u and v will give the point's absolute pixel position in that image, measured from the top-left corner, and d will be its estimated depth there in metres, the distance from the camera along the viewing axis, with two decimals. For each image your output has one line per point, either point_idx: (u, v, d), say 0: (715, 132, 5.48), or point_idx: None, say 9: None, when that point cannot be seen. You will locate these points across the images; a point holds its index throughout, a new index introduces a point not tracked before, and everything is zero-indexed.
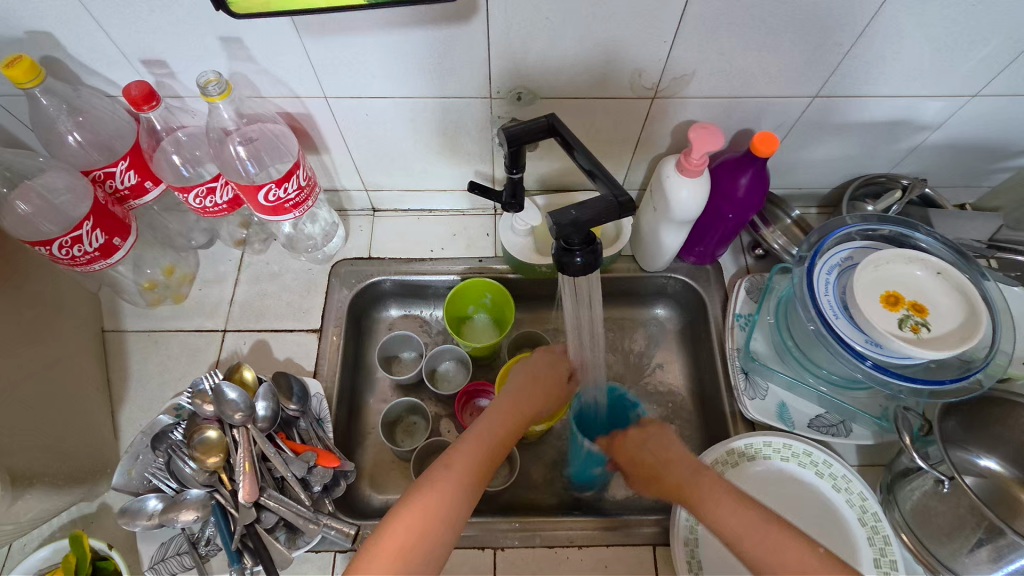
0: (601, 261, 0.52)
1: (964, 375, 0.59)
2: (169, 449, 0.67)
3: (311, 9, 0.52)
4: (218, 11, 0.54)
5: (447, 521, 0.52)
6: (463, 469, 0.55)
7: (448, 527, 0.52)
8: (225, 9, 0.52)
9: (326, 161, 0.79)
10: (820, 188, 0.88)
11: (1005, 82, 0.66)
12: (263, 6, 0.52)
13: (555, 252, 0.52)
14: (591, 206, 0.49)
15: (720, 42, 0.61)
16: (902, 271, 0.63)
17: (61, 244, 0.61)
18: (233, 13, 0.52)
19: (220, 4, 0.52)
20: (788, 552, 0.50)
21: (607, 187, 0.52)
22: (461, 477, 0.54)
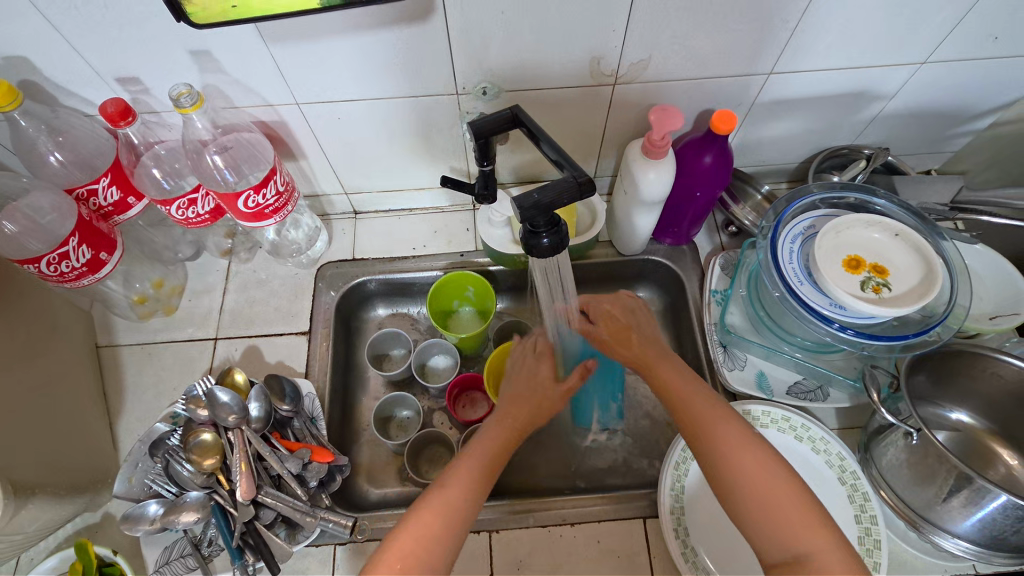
0: (567, 241, 0.55)
1: (925, 329, 0.62)
2: (166, 454, 0.69)
3: (271, 15, 0.54)
4: (179, 23, 0.56)
5: (442, 536, 0.54)
6: (455, 486, 0.56)
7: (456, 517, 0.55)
8: (185, 20, 0.54)
9: (304, 167, 0.82)
10: (788, 164, 0.90)
11: (950, 48, 0.69)
12: (222, 15, 0.54)
13: (522, 236, 0.54)
14: (552, 187, 0.51)
15: (672, 25, 0.63)
16: (863, 235, 0.65)
17: (49, 260, 0.64)
18: (194, 24, 0.54)
19: (181, 16, 0.53)
20: (766, 478, 0.53)
21: (568, 169, 0.53)
22: (452, 492, 0.56)
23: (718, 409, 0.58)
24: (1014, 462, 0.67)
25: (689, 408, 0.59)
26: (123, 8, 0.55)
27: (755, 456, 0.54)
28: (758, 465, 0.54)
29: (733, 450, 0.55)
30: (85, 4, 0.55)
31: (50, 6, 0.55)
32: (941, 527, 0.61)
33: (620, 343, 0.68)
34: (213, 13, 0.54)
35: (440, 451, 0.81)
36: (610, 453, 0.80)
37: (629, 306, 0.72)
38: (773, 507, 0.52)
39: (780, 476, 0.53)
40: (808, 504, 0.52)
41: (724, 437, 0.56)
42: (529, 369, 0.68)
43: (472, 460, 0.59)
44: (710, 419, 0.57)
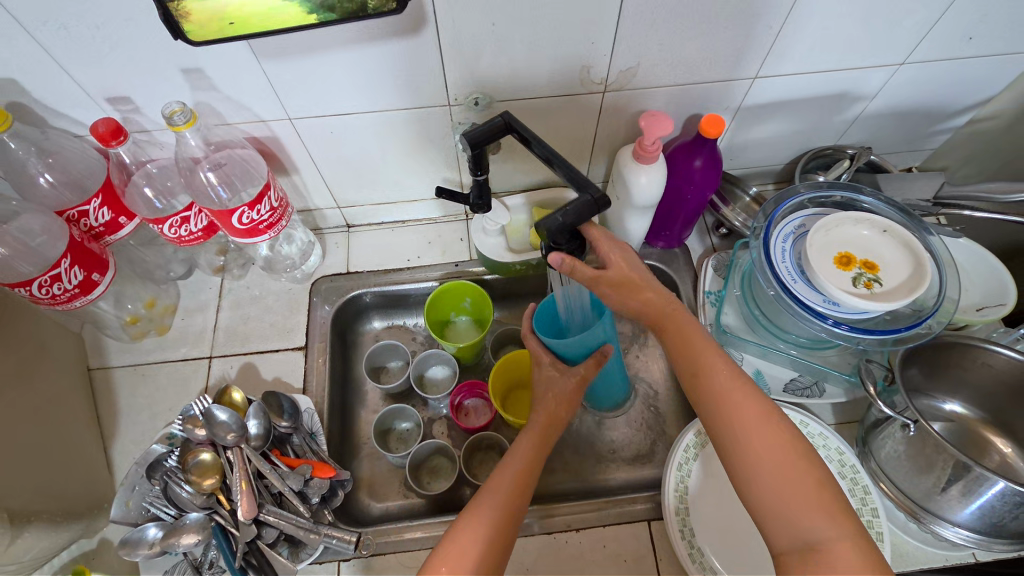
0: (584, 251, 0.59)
1: (917, 323, 0.63)
2: (164, 476, 0.68)
3: (269, 31, 0.54)
4: (177, 40, 0.56)
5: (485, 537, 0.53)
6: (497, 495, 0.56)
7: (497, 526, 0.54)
8: (183, 38, 0.54)
9: (297, 182, 0.82)
10: (774, 165, 0.92)
11: (928, 49, 0.71)
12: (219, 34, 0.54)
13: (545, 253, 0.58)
14: (572, 209, 0.55)
15: (659, 33, 0.65)
16: (852, 233, 0.67)
17: (41, 283, 0.63)
18: (192, 41, 0.54)
19: (178, 34, 0.54)
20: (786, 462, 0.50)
21: (573, 183, 0.58)
22: (488, 505, 0.55)
23: (713, 353, 0.57)
24: (1007, 450, 0.69)
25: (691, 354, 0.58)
26: (115, 25, 0.55)
27: (745, 406, 0.53)
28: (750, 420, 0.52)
29: (723, 401, 0.54)
30: (77, 24, 0.55)
31: (41, 27, 0.55)
32: (942, 517, 0.62)
33: (623, 290, 0.60)
34: (211, 31, 0.54)
35: (441, 461, 0.80)
36: (612, 457, 0.80)
37: (635, 260, 0.61)
38: (761, 464, 0.50)
39: (767, 429, 0.52)
40: (797, 460, 0.50)
41: (733, 413, 0.53)
42: (560, 393, 0.67)
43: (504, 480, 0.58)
44: (722, 390, 0.54)
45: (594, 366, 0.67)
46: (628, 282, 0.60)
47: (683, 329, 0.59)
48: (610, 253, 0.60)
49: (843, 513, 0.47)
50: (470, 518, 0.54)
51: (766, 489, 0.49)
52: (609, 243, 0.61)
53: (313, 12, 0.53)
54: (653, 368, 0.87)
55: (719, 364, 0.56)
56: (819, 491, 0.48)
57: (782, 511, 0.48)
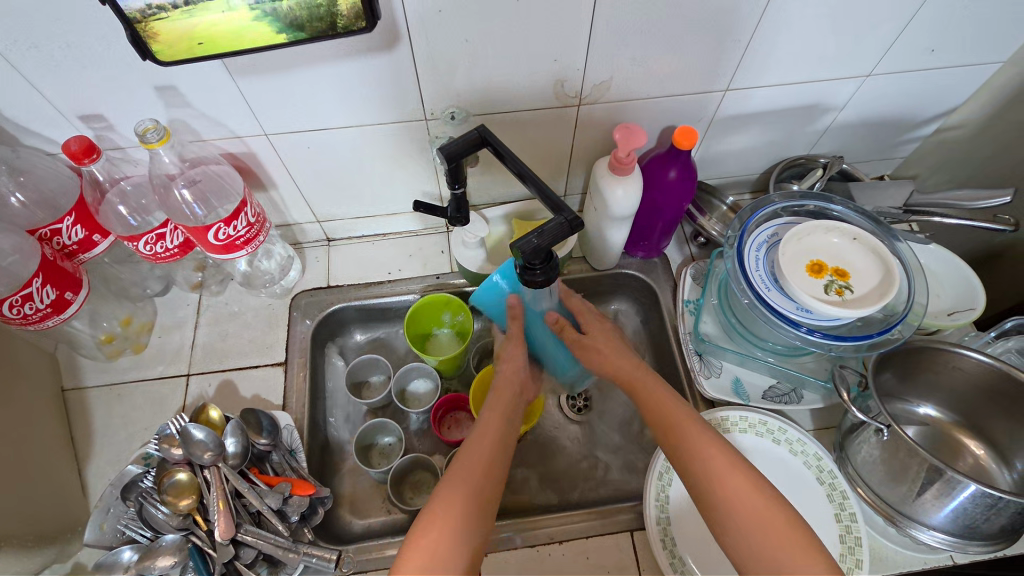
0: (559, 270, 0.61)
1: (888, 328, 0.64)
2: (139, 497, 0.67)
3: (239, 50, 0.54)
4: (145, 60, 0.56)
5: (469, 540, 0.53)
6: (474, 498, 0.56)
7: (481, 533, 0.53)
8: (151, 58, 0.54)
9: (275, 197, 0.82)
10: (749, 175, 0.94)
11: (893, 61, 0.73)
12: (189, 53, 0.55)
13: (518, 272, 0.60)
14: (548, 230, 0.57)
15: (631, 46, 0.66)
16: (823, 241, 0.68)
17: (12, 303, 0.62)
18: (160, 61, 0.54)
19: (146, 54, 0.53)
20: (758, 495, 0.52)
21: (549, 207, 0.60)
22: (467, 483, 0.56)
23: (679, 403, 0.62)
24: (980, 452, 0.70)
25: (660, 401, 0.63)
26: (86, 42, 0.55)
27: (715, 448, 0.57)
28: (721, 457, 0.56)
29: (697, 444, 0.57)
30: (47, 43, 0.54)
31: (9, 46, 0.54)
32: (917, 520, 0.63)
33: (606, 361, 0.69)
34: (178, 51, 0.54)
35: (425, 475, 0.80)
36: (595, 468, 0.80)
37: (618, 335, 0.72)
38: (732, 496, 0.53)
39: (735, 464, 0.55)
40: (765, 491, 0.53)
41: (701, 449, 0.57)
42: (508, 355, 0.71)
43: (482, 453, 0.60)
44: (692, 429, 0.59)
45: (513, 321, 0.71)
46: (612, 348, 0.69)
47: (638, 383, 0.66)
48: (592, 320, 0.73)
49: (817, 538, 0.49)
50: (448, 498, 0.55)
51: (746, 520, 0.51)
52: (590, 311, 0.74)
53: (283, 31, 0.54)
54: None
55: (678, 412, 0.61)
56: (784, 520, 0.50)
57: (749, 540, 0.50)
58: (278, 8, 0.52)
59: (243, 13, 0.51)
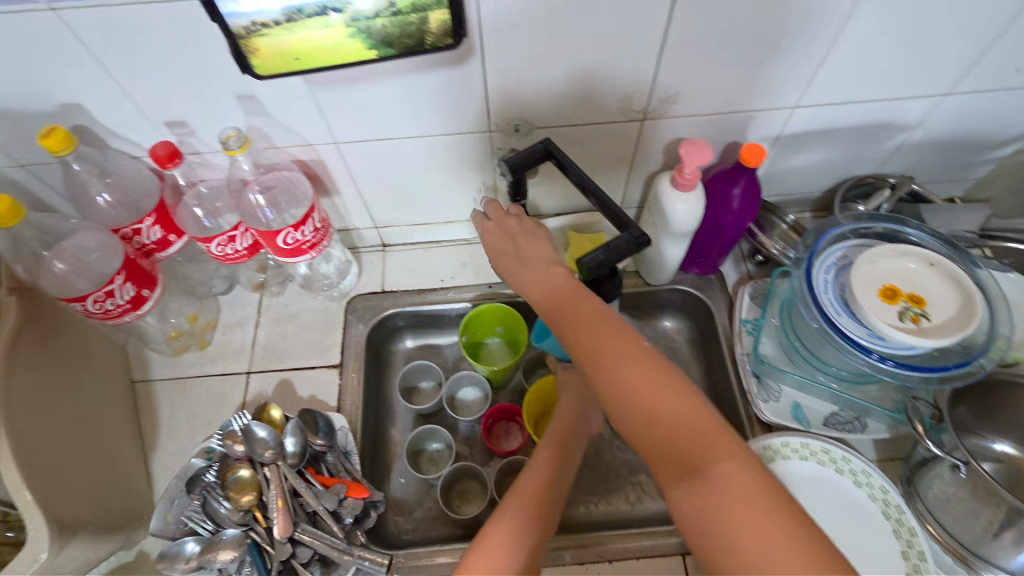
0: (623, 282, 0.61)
1: (967, 361, 0.61)
2: (204, 490, 0.69)
3: (333, 66, 0.56)
4: (245, 74, 0.59)
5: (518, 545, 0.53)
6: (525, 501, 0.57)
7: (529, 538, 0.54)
8: (252, 72, 0.57)
9: (337, 203, 0.84)
10: (812, 193, 0.91)
11: (976, 79, 0.70)
12: (285, 67, 0.57)
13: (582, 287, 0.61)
14: (613, 247, 0.57)
15: (702, 61, 0.65)
16: (897, 266, 0.65)
17: (95, 298, 0.65)
18: (259, 75, 0.57)
19: (247, 67, 0.56)
20: (675, 413, 0.47)
21: (613, 222, 0.59)
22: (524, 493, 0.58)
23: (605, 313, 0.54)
24: None
25: (582, 326, 0.54)
26: (177, 51, 0.57)
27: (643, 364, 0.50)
28: (654, 383, 0.48)
29: (612, 370, 0.50)
30: (144, 52, 0.57)
31: (109, 55, 0.57)
32: (995, 564, 0.60)
33: (514, 279, 0.61)
34: (275, 67, 0.56)
35: (471, 485, 0.81)
36: (644, 487, 0.79)
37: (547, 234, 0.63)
38: (656, 413, 0.47)
39: (675, 391, 0.48)
40: (733, 445, 0.45)
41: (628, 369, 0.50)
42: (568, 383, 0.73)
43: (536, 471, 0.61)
44: (612, 339, 0.52)
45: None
46: (533, 253, 0.60)
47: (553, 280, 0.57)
48: (510, 225, 0.63)
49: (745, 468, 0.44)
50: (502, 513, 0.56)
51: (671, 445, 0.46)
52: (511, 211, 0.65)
53: (373, 47, 0.56)
54: None
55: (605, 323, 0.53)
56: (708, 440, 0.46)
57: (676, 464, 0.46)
58: (374, 25, 0.53)
59: (339, 31, 0.53)
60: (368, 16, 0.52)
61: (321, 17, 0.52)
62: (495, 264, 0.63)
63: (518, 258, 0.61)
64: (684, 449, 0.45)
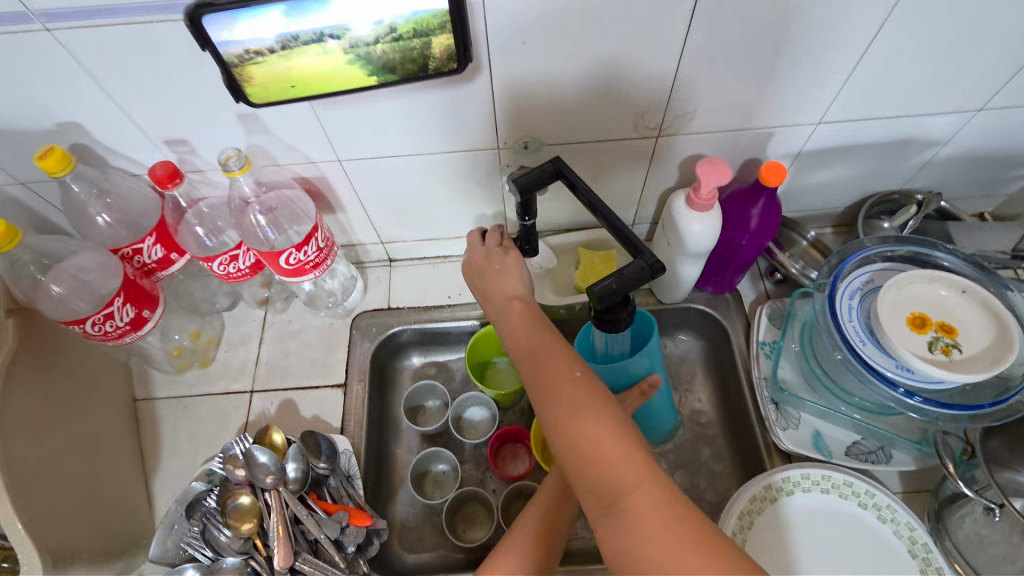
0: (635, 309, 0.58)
1: (1001, 399, 0.58)
2: (203, 517, 0.68)
3: (330, 91, 0.55)
4: (238, 103, 0.58)
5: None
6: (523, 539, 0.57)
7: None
8: (244, 100, 0.56)
9: (342, 220, 0.82)
10: (833, 209, 0.88)
11: (1011, 94, 0.66)
12: (279, 96, 0.56)
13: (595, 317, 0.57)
14: (626, 274, 0.54)
15: (718, 77, 0.62)
16: (926, 292, 0.62)
17: (95, 321, 0.63)
18: (252, 103, 0.56)
19: (241, 95, 0.55)
20: (614, 457, 0.45)
21: (628, 248, 0.56)
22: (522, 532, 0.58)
23: (556, 352, 0.52)
24: None
25: (537, 366, 0.52)
26: (175, 71, 0.56)
27: (584, 404, 0.48)
28: (575, 412, 0.47)
29: (542, 396, 0.50)
30: (140, 73, 0.56)
31: (106, 76, 0.56)
32: None
33: (483, 302, 0.62)
34: (272, 93, 0.55)
35: (477, 508, 0.78)
36: None
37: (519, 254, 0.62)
38: (591, 457, 0.45)
39: (598, 422, 0.46)
40: (649, 480, 0.44)
41: (570, 409, 0.48)
42: None
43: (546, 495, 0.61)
44: (558, 377, 0.50)
45: (639, 397, 0.64)
46: (499, 278, 0.60)
47: (516, 320, 0.57)
48: (487, 247, 0.63)
49: (678, 516, 0.43)
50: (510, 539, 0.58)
51: (615, 493, 0.44)
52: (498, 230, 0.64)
53: (374, 74, 0.54)
54: (700, 420, 0.82)
55: (552, 360, 0.51)
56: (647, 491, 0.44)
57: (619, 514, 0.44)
58: (372, 51, 0.52)
59: (337, 57, 0.52)
60: (368, 42, 0.51)
61: (318, 44, 0.50)
62: (472, 287, 0.64)
63: (487, 283, 0.61)
64: (603, 485, 0.45)
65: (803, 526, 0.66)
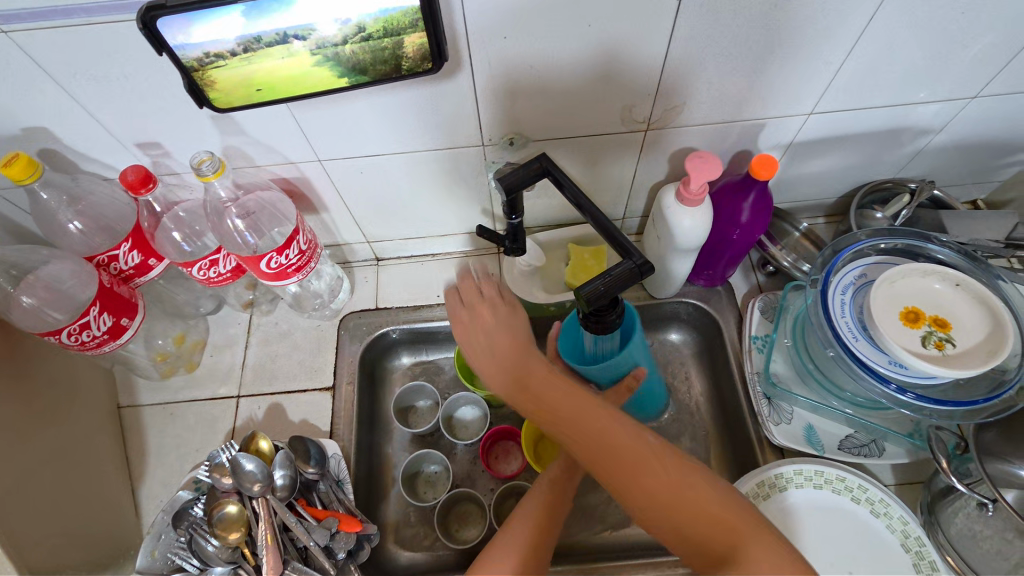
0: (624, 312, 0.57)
1: (996, 393, 0.57)
2: (190, 527, 0.67)
3: (298, 95, 0.54)
4: (203, 107, 0.56)
5: None
6: (518, 539, 0.57)
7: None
8: (208, 105, 0.54)
9: (325, 220, 0.80)
10: (825, 199, 0.87)
11: (1006, 81, 0.65)
12: (243, 100, 0.54)
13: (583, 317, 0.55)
14: (614, 276, 0.53)
15: (707, 69, 0.60)
16: (920, 286, 0.61)
17: (70, 331, 0.62)
18: (217, 107, 0.54)
19: (203, 101, 0.53)
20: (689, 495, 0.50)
21: (617, 250, 0.55)
22: (518, 532, 0.58)
23: (605, 412, 0.55)
24: None
25: (593, 430, 0.54)
26: (141, 73, 0.53)
27: (653, 462, 0.52)
28: (647, 470, 0.52)
29: (612, 456, 0.53)
30: (105, 76, 0.53)
31: (71, 80, 0.54)
32: None
33: (483, 359, 0.60)
34: (236, 97, 0.53)
35: (470, 507, 0.78)
36: None
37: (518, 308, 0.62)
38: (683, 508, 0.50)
39: (671, 472, 0.51)
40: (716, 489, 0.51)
41: (643, 467, 0.52)
42: None
43: (539, 493, 0.62)
44: (620, 439, 0.53)
45: (627, 392, 0.66)
46: (502, 333, 0.59)
47: (545, 378, 0.58)
48: (484, 299, 0.61)
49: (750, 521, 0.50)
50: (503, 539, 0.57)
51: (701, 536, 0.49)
52: (492, 281, 0.63)
53: (344, 75, 0.52)
54: (693, 414, 0.82)
55: (608, 421, 0.55)
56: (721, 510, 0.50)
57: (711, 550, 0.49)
58: (341, 52, 0.50)
59: (305, 59, 0.50)
60: (335, 42, 0.49)
61: (283, 45, 0.48)
62: (461, 344, 0.61)
63: (489, 339, 0.59)
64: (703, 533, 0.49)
65: (796, 522, 0.65)
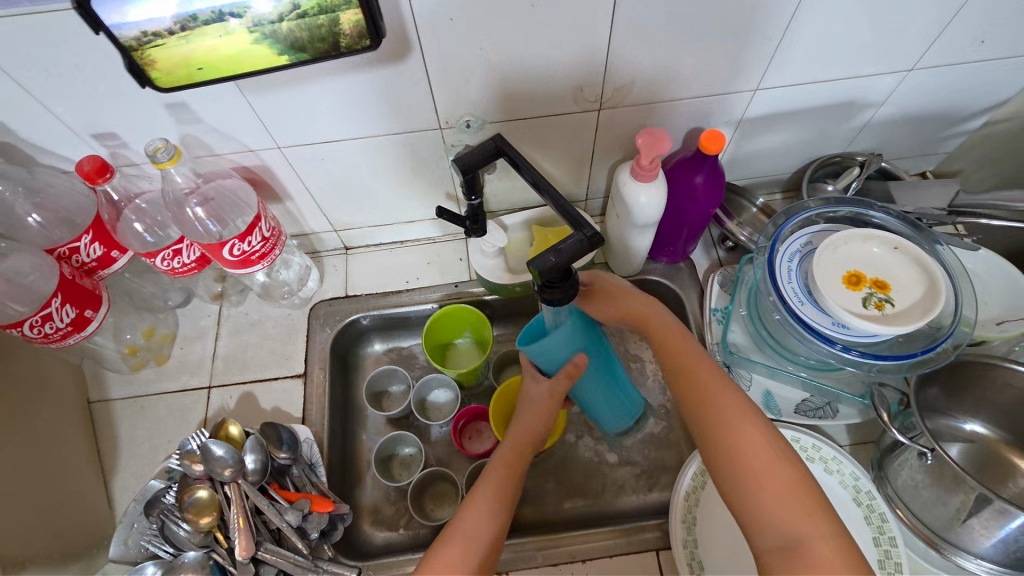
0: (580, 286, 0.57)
1: (933, 345, 0.60)
2: (161, 514, 0.68)
3: (239, 74, 0.54)
4: (146, 87, 0.56)
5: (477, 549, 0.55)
6: (481, 505, 0.58)
7: (487, 545, 0.55)
8: (151, 86, 0.54)
9: (290, 208, 0.81)
10: (780, 175, 0.89)
11: (939, 53, 0.68)
12: (188, 79, 0.55)
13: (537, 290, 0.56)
14: (566, 248, 0.53)
15: (652, 48, 0.62)
16: (861, 250, 0.64)
17: (32, 323, 0.62)
18: (159, 88, 0.54)
19: (145, 81, 0.53)
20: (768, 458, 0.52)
21: (567, 222, 0.57)
22: (481, 498, 0.58)
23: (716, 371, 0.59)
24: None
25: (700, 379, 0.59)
26: (92, 62, 0.54)
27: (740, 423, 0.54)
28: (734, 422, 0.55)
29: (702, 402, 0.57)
30: (57, 66, 0.54)
31: (20, 70, 0.54)
32: (964, 548, 0.60)
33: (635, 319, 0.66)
34: (180, 76, 0.54)
35: (446, 487, 0.79)
36: (619, 481, 0.78)
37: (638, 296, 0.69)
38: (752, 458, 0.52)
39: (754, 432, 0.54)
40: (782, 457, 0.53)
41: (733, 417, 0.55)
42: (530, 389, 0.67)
43: (495, 470, 0.62)
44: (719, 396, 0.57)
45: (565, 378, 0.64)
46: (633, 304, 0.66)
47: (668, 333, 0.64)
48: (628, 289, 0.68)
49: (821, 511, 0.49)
50: (466, 513, 0.57)
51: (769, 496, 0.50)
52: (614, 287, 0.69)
53: (284, 53, 0.53)
54: (660, 387, 0.84)
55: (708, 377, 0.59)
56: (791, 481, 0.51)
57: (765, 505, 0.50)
58: (279, 29, 0.51)
59: (243, 36, 0.51)
60: (272, 19, 0.50)
61: (220, 24, 0.49)
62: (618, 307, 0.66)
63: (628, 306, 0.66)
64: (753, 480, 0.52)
65: None
